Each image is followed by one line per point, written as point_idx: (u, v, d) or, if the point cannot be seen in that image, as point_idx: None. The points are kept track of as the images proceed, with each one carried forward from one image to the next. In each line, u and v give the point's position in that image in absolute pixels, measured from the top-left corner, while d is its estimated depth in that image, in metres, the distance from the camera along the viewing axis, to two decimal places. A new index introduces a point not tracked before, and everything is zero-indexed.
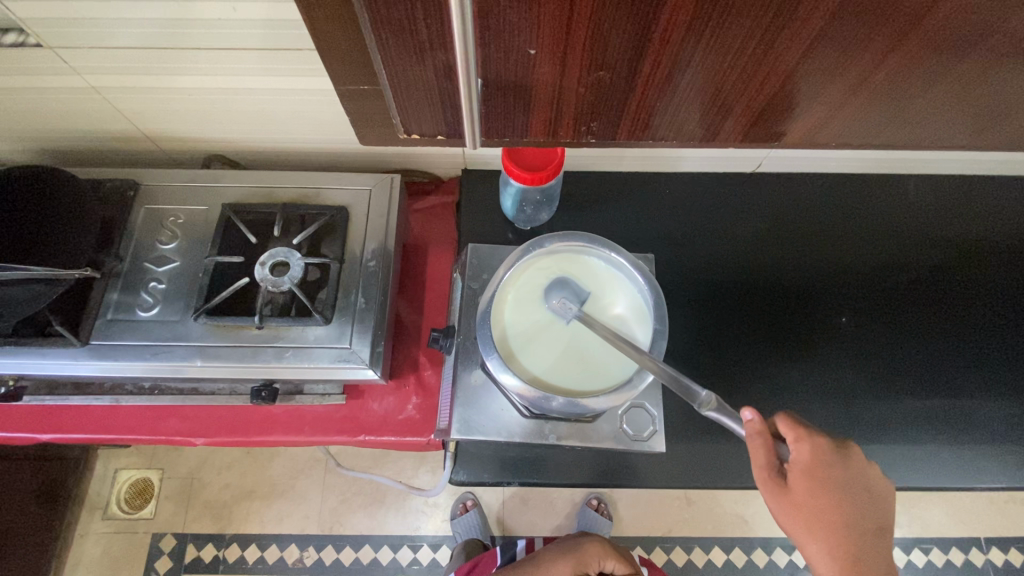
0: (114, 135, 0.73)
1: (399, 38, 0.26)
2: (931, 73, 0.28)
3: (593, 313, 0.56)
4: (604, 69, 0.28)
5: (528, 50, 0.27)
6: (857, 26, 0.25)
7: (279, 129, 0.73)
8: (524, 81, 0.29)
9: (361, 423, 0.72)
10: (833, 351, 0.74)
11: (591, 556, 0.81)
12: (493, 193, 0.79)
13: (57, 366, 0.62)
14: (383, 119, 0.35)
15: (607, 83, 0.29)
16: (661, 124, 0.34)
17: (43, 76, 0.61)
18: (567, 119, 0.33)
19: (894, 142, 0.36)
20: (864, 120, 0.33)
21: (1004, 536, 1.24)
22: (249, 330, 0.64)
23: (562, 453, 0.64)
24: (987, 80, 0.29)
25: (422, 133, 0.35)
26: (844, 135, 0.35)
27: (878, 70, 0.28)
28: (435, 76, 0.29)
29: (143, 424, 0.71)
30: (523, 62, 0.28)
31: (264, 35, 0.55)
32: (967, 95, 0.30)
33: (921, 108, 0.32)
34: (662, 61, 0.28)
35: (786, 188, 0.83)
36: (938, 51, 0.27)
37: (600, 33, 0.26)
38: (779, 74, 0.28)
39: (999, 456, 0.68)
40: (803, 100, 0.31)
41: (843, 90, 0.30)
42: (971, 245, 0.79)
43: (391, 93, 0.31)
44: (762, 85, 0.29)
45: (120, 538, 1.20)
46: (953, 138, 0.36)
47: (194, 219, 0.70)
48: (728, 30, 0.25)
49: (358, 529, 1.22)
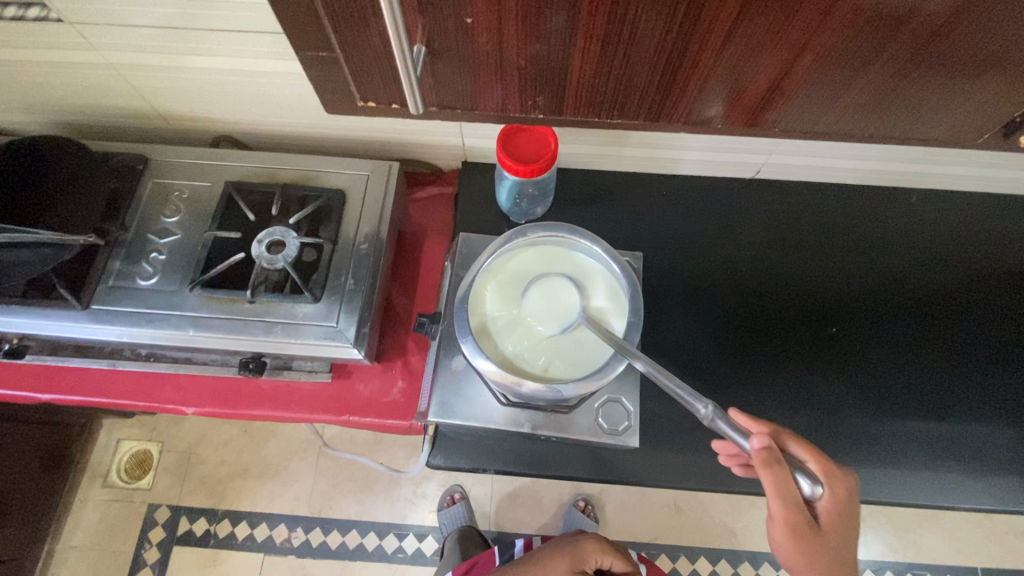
0: (129, 111, 0.76)
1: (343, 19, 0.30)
2: (857, 53, 0.30)
3: (570, 301, 0.56)
4: (540, 44, 0.31)
5: (465, 20, 0.29)
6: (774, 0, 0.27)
7: (285, 112, 0.75)
8: (467, 54, 0.32)
9: (347, 402, 0.74)
10: (819, 360, 0.73)
11: (587, 553, 0.79)
12: (490, 186, 0.80)
13: (57, 327, 0.65)
14: (342, 87, 0.37)
15: (547, 61, 0.32)
16: (608, 105, 0.36)
17: (64, 51, 0.64)
18: (515, 91, 0.35)
19: (844, 133, 0.39)
20: (811, 108, 0.36)
21: (1003, 567, 1.20)
22: (242, 304, 0.66)
23: (539, 443, 0.65)
24: (919, 62, 0.31)
25: (378, 101, 0.37)
26: (795, 123, 0.38)
27: (803, 56, 0.31)
28: (382, 47, 0.31)
29: (139, 391, 0.73)
30: (462, 35, 0.30)
31: (272, 19, 0.58)
32: (903, 79, 0.32)
33: (863, 91, 0.34)
34: (594, 39, 0.30)
35: (784, 196, 0.82)
36: (861, 28, 0.28)
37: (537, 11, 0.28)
38: (710, 54, 0.31)
39: (983, 475, 0.67)
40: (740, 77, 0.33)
41: (783, 58, 0.31)
42: (970, 263, 0.78)
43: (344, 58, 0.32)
44: (696, 62, 0.32)
45: (117, 506, 1.23)
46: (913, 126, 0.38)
47: (198, 195, 0.73)
48: (655, 5, 0.28)
49: (347, 514, 1.24)
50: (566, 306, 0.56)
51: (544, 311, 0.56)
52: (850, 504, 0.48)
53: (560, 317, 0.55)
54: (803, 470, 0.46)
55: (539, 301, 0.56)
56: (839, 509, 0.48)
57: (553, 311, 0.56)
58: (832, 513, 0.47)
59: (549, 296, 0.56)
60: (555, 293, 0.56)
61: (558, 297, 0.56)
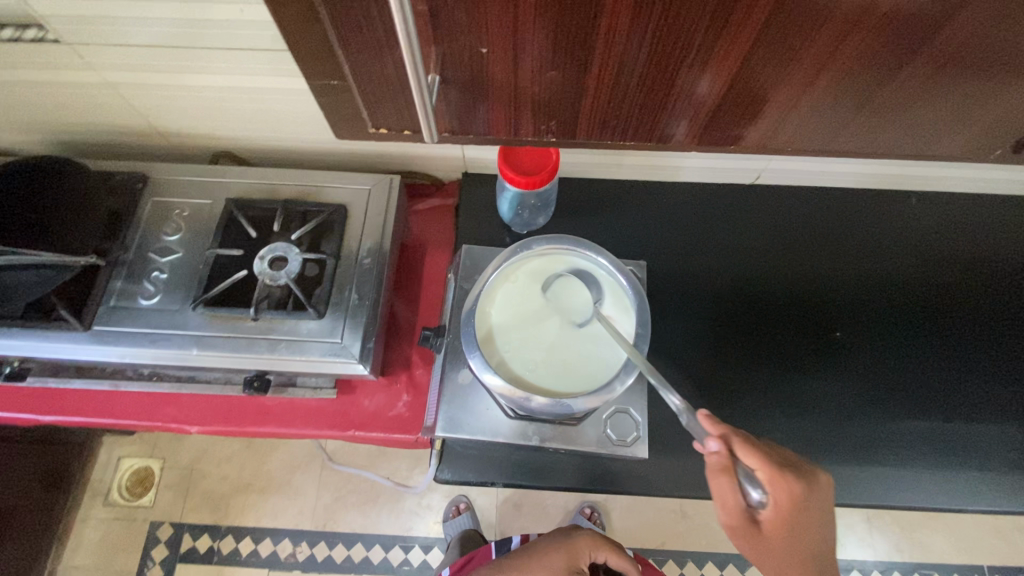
0: (127, 129, 0.76)
1: (358, 37, 0.29)
2: (879, 73, 0.30)
3: (575, 314, 0.57)
4: (555, 70, 0.31)
5: (480, 49, 0.29)
6: (797, 17, 0.27)
7: (285, 128, 0.75)
8: (481, 78, 0.32)
9: (352, 418, 0.73)
10: (824, 364, 0.73)
11: (582, 549, 0.76)
12: (492, 197, 0.80)
13: (59, 349, 0.64)
14: (354, 114, 0.37)
15: (562, 84, 0.32)
16: (620, 129, 0.36)
17: (61, 71, 0.64)
18: (527, 116, 0.35)
19: (854, 150, 0.38)
20: (824, 126, 0.35)
21: (1009, 565, 1.20)
22: (245, 321, 0.66)
23: (547, 456, 0.64)
24: (942, 77, 0.30)
25: (390, 127, 0.36)
26: (805, 142, 0.37)
27: (823, 75, 0.30)
28: (396, 72, 0.31)
29: (142, 410, 0.73)
30: (477, 59, 0.30)
31: (271, 36, 0.57)
32: (926, 94, 0.32)
33: (879, 112, 0.34)
34: (610, 63, 0.30)
35: (784, 201, 0.82)
36: (884, 45, 0.28)
37: (548, 35, 0.28)
38: (728, 76, 0.31)
39: (992, 476, 0.67)
40: (758, 97, 0.33)
41: (804, 79, 0.31)
42: (972, 263, 0.79)
43: (356, 83, 0.32)
44: (713, 85, 0.31)
45: (118, 525, 1.22)
46: (928, 145, 0.37)
47: (199, 212, 0.72)
48: (676, 27, 0.27)
49: (351, 527, 1.23)
50: (572, 318, 0.57)
51: (552, 323, 0.56)
52: (808, 517, 0.45)
53: (567, 329, 0.56)
54: (751, 478, 0.45)
55: (546, 313, 0.57)
56: (791, 520, 0.44)
57: (560, 323, 0.56)
58: (782, 523, 0.44)
59: (555, 309, 0.57)
60: (562, 305, 0.57)
61: (564, 309, 0.57)
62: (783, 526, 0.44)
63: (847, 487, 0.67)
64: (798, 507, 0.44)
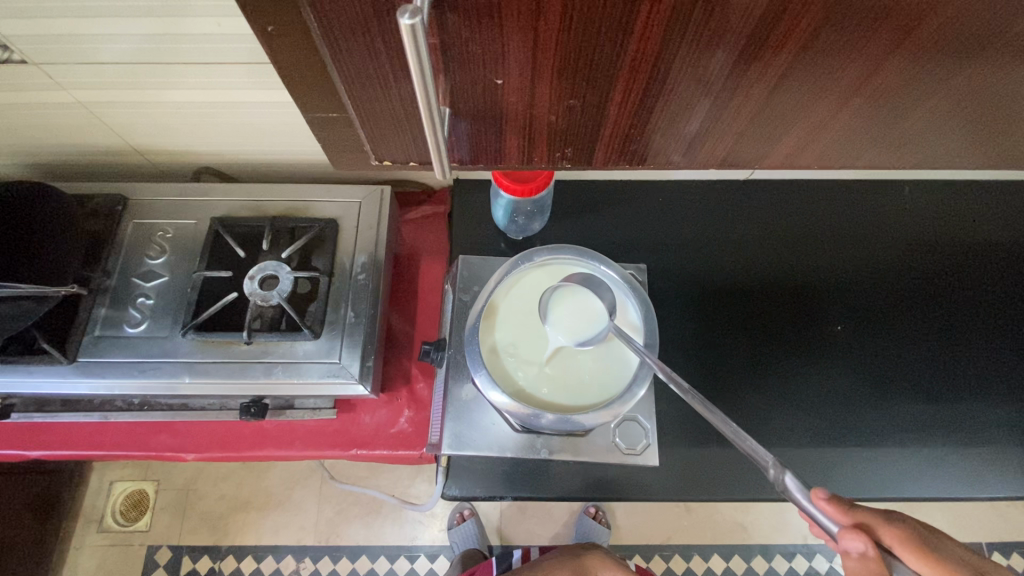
0: (102, 148, 0.73)
1: (363, 71, 0.27)
2: (919, 86, 0.29)
3: (598, 308, 0.53)
4: (574, 97, 0.29)
5: (495, 80, 0.28)
6: (835, 36, 0.25)
7: (269, 141, 0.72)
8: (495, 109, 0.30)
9: (353, 437, 0.72)
10: (829, 359, 0.73)
11: (592, 568, 0.75)
12: (485, 204, 0.78)
13: (44, 383, 0.61)
14: (356, 146, 0.34)
15: (579, 111, 0.30)
16: (639, 150, 0.35)
17: (30, 92, 0.61)
18: (541, 145, 0.34)
19: (876, 162, 0.37)
20: (845, 143, 0.34)
21: (1005, 541, 1.22)
22: (238, 345, 0.63)
23: (556, 467, 0.63)
24: (992, 82, 0.28)
25: (395, 160, 0.35)
26: (827, 157, 0.36)
27: (857, 91, 0.29)
28: (402, 105, 0.29)
29: (133, 441, 0.70)
30: (491, 90, 0.28)
31: (250, 49, 0.55)
32: (976, 101, 0.30)
33: (911, 124, 0.32)
34: (633, 88, 0.28)
35: (780, 195, 0.82)
36: (932, 58, 0.26)
37: (572, 58, 0.26)
38: (757, 97, 0.29)
39: (1001, 464, 0.67)
40: (785, 114, 0.31)
41: (835, 99, 0.30)
42: (970, 249, 0.79)
43: (358, 119, 0.31)
44: (739, 105, 0.30)
45: (115, 551, 1.19)
46: (952, 158, 0.37)
47: (183, 234, 0.70)
48: (704, 52, 0.26)
49: (355, 540, 1.21)
50: (594, 314, 0.53)
51: (577, 326, 0.53)
52: None
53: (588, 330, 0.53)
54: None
55: (565, 316, 0.53)
56: None
57: (583, 324, 0.53)
58: None
59: (576, 310, 0.53)
60: (579, 305, 0.53)
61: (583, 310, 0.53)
62: None
63: (858, 482, 0.67)
64: None
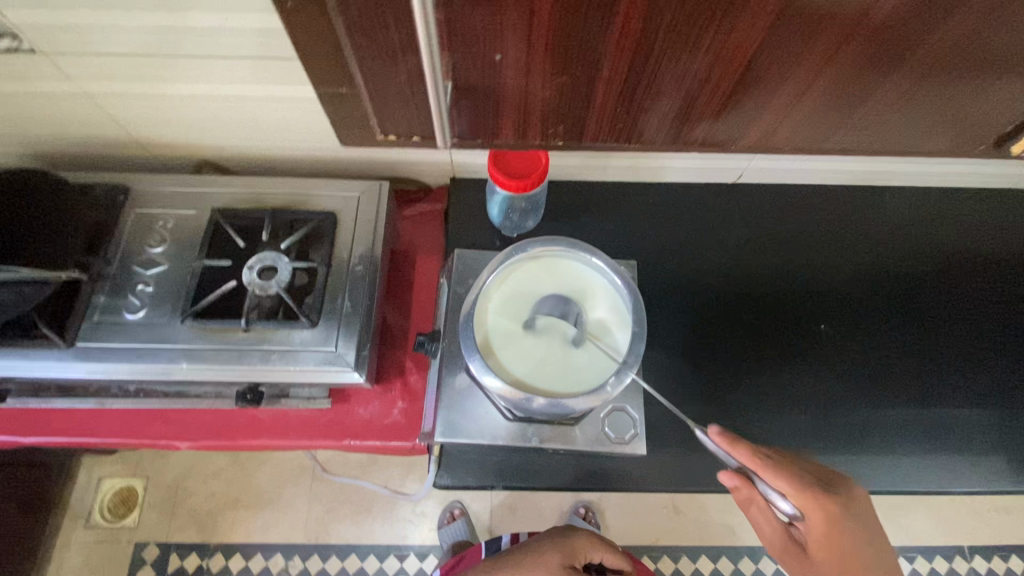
0: (104, 139, 0.74)
1: (373, 44, 0.29)
2: (874, 78, 0.32)
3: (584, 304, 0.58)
4: (565, 75, 0.31)
5: (493, 55, 0.30)
6: (796, 28, 0.28)
7: (271, 136, 0.74)
8: (493, 85, 0.32)
9: (347, 427, 0.73)
10: (811, 355, 0.75)
11: (580, 550, 0.76)
12: (480, 202, 0.80)
13: (42, 367, 0.62)
14: (362, 121, 0.36)
15: (570, 88, 0.32)
16: (626, 130, 0.37)
17: (38, 83, 0.62)
18: (535, 122, 0.36)
19: (847, 148, 0.40)
20: (815, 128, 0.37)
21: (987, 544, 1.24)
22: (236, 333, 0.64)
23: (545, 457, 0.65)
24: (935, 76, 0.32)
25: (399, 134, 0.37)
26: (800, 140, 0.39)
27: (824, 74, 0.31)
28: (407, 80, 0.31)
29: (128, 428, 0.71)
30: (489, 66, 0.30)
31: (255, 44, 0.57)
32: (923, 93, 0.33)
33: (872, 110, 0.35)
34: (620, 67, 0.30)
35: (766, 198, 0.85)
36: (883, 53, 0.30)
37: (562, 36, 0.28)
38: (734, 78, 0.31)
39: (973, 458, 0.70)
40: (763, 95, 0.33)
41: (805, 82, 0.32)
42: (946, 252, 0.82)
43: (365, 94, 0.33)
44: (720, 87, 0.32)
45: (101, 548, 1.18)
46: (911, 145, 0.40)
47: (184, 224, 0.71)
48: (684, 34, 0.28)
49: (345, 538, 1.21)
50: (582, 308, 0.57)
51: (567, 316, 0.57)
52: (852, 532, 0.49)
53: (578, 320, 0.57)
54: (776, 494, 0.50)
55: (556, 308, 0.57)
56: (825, 535, 0.49)
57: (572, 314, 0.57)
58: (822, 537, 0.49)
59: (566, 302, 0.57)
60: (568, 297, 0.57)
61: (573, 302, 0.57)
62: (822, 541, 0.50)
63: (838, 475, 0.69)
64: (835, 524, 0.49)
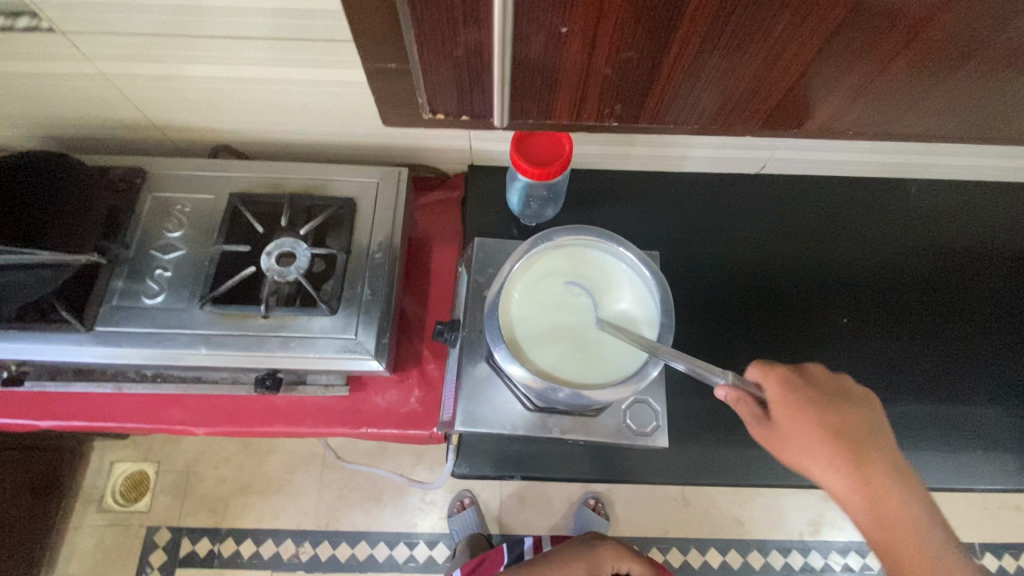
0: (120, 121, 0.73)
1: (434, 13, 0.28)
2: (952, 58, 0.30)
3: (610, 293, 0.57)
4: (630, 50, 0.30)
5: (559, 29, 0.29)
6: (882, 1, 0.26)
7: (288, 120, 0.73)
8: (554, 62, 0.31)
9: (364, 415, 0.72)
10: (833, 349, 0.74)
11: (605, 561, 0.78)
12: (499, 190, 0.79)
13: (58, 350, 0.61)
14: (408, 99, 0.35)
15: (633, 65, 0.31)
16: (682, 110, 0.36)
17: (53, 62, 0.61)
18: (591, 102, 0.35)
19: (899, 134, 0.38)
20: (876, 112, 0.36)
21: (998, 542, 1.24)
22: (255, 319, 0.64)
23: (564, 448, 0.64)
24: (995, 71, 0.31)
25: (448, 113, 0.36)
26: (858, 126, 0.37)
27: (901, 54, 0.30)
28: (464, 55, 0.30)
29: (145, 413, 0.71)
30: (553, 41, 0.29)
31: (274, 24, 0.56)
32: (975, 92, 0.33)
33: (940, 95, 0.34)
34: (688, 42, 0.29)
35: (788, 190, 0.83)
36: (949, 51, 0.30)
37: (635, 6, 0.27)
38: (805, 57, 0.30)
39: (996, 456, 0.69)
40: (831, 75, 0.32)
41: (879, 62, 0.31)
42: (973, 248, 0.80)
43: (417, 69, 0.32)
44: (790, 67, 0.31)
45: (114, 531, 1.19)
46: (961, 135, 0.38)
47: (201, 208, 0.70)
48: (763, 7, 0.27)
49: (355, 526, 1.22)
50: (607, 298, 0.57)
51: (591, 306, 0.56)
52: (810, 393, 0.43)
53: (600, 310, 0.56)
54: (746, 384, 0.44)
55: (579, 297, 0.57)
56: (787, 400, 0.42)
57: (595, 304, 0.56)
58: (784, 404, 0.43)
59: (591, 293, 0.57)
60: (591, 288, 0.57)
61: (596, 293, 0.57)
62: (788, 410, 0.42)
63: None
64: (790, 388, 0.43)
